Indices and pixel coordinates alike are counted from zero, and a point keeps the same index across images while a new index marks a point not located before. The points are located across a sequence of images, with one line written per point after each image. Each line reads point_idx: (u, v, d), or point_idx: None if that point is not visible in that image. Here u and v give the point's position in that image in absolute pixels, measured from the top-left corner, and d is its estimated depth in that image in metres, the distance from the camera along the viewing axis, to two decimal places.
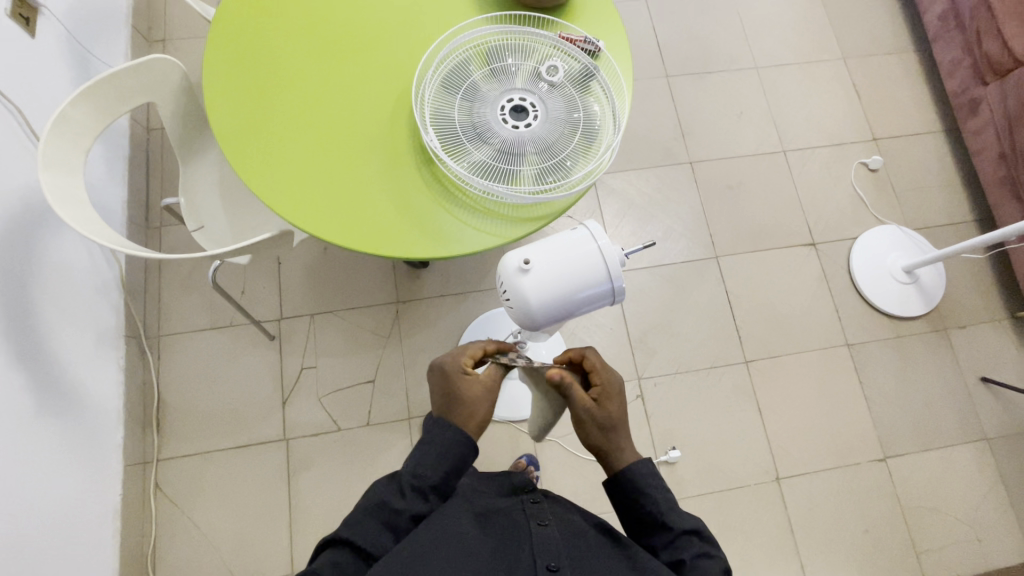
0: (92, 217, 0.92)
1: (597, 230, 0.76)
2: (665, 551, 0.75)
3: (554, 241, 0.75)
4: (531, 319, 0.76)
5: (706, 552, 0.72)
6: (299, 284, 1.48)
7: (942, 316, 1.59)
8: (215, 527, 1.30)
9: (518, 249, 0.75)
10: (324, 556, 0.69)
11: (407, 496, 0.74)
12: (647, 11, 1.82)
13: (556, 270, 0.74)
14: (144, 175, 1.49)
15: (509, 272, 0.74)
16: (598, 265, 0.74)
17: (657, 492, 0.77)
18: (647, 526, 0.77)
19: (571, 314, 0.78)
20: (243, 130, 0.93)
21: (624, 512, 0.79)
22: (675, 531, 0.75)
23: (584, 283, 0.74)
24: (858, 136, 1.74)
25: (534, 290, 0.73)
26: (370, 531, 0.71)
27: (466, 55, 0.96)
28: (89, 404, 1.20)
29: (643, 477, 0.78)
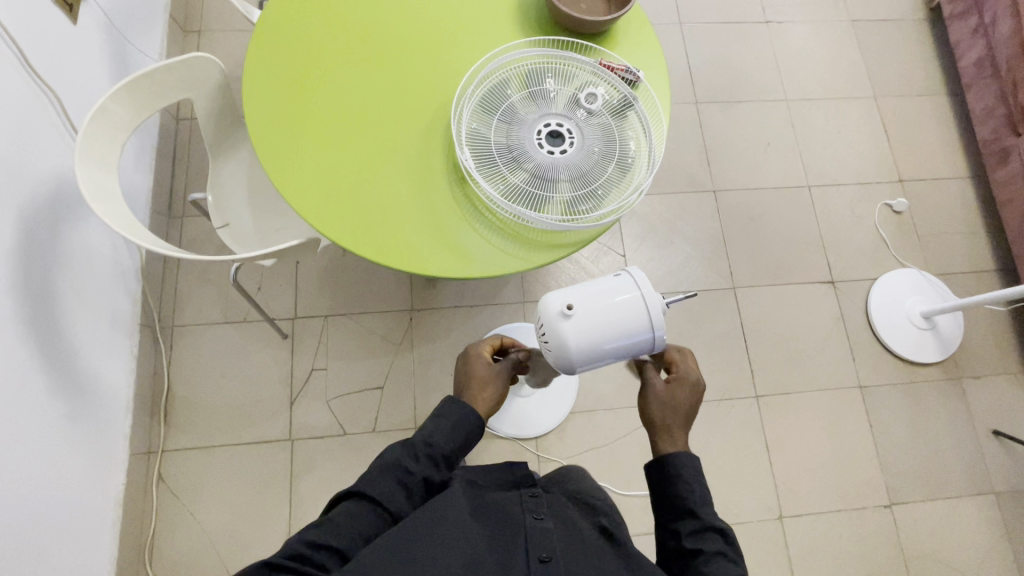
0: (124, 212, 0.92)
1: (641, 279, 0.76)
2: (688, 538, 0.72)
3: (596, 287, 0.74)
4: (569, 365, 0.74)
5: (731, 557, 0.70)
6: (316, 284, 1.48)
7: (956, 365, 1.57)
8: (214, 521, 1.30)
9: (560, 293, 0.74)
10: (342, 504, 0.71)
11: (421, 461, 0.76)
12: (681, 35, 1.82)
13: (599, 317, 0.73)
14: (170, 164, 1.50)
15: (551, 316, 0.74)
16: (641, 314, 0.73)
17: (697, 483, 0.75)
18: (673, 511, 0.74)
19: (609, 361, 0.76)
20: (279, 135, 0.93)
21: (656, 489, 0.77)
22: (703, 522, 0.72)
23: (626, 333, 0.73)
24: (884, 176, 1.73)
25: (575, 336, 0.72)
26: (386, 488, 0.72)
27: (505, 76, 0.95)
28: (101, 390, 1.21)
29: (687, 464, 0.76)
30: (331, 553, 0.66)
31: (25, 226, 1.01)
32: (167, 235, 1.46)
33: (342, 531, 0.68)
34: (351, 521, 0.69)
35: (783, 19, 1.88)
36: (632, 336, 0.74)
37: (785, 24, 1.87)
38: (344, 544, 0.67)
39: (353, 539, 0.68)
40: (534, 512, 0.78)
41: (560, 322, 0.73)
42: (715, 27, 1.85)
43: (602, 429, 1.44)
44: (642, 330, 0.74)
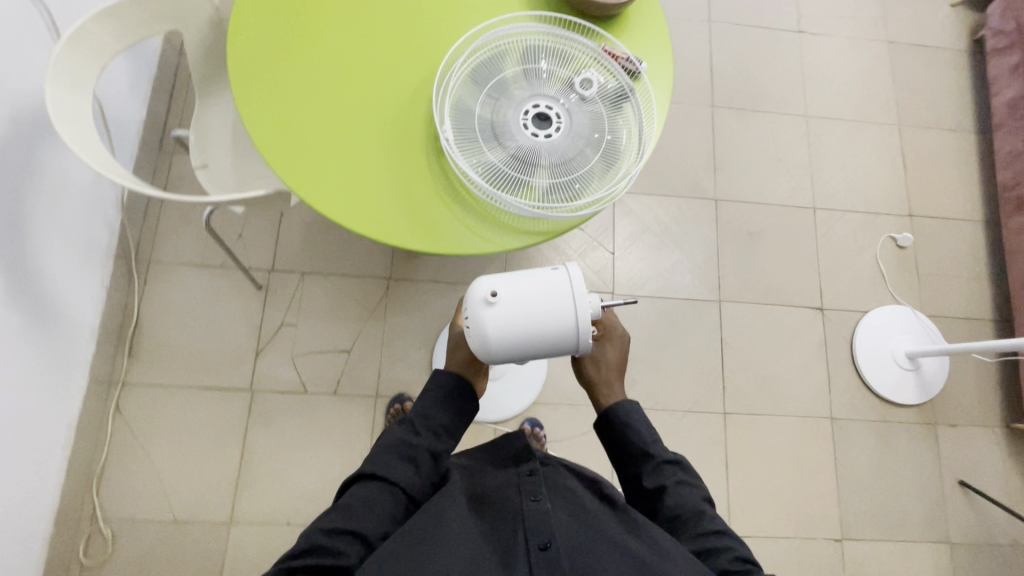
0: (93, 139, 0.91)
1: (573, 275, 0.76)
2: (649, 479, 0.83)
3: (526, 279, 0.75)
4: (487, 354, 0.74)
5: (688, 482, 0.82)
6: (297, 239, 1.46)
7: (934, 410, 1.54)
8: (166, 459, 1.31)
9: (488, 281, 0.75)
10: (355, 489, 0.76)
11: (422, 434, 0.82)
12: (709, 34, 1.75)
13: (522, 308, 0.74)
14: (167, 97, 1.47)
15: (475, 302, 0.75)
16: (566, 310, 0.74)
17: (643, 427, 0.86)
18: (631, 459, 0.85)
19: (530, 357, 0.76)
20: (259, 81, 0.90)
21: (611, 443, 0.88)
22: (658, 460, 0.83)
23: (546, 329, 0.74)
24: (894, 209, 1.68)
25: (495, 325, 0.73)
26: (392, 467, 0.78)
27: (500, 49, 0.91)
28: (67, 315, 1.20)
29: (632, 412, 0.87)
30: (350, 537, 0.71)
31: (2, 139, 1.00)
32: (155, 169, 1.44)
33: (357, 514, 0.73)
34: (366, 502, 0.75)
35: (818, 31, 1.80)
36: (554, 331, 0.74)
37: (819, 37, 1.80)
38: (361, 525, 0.73)
39: (369, 519, 0.74)
40: (530, 493, 0.78)
41: (483, 309, 0.74)
42: (745, 30, 1.77)
43: (564, 424, 1.42)
44: (566, 327, 0.74)
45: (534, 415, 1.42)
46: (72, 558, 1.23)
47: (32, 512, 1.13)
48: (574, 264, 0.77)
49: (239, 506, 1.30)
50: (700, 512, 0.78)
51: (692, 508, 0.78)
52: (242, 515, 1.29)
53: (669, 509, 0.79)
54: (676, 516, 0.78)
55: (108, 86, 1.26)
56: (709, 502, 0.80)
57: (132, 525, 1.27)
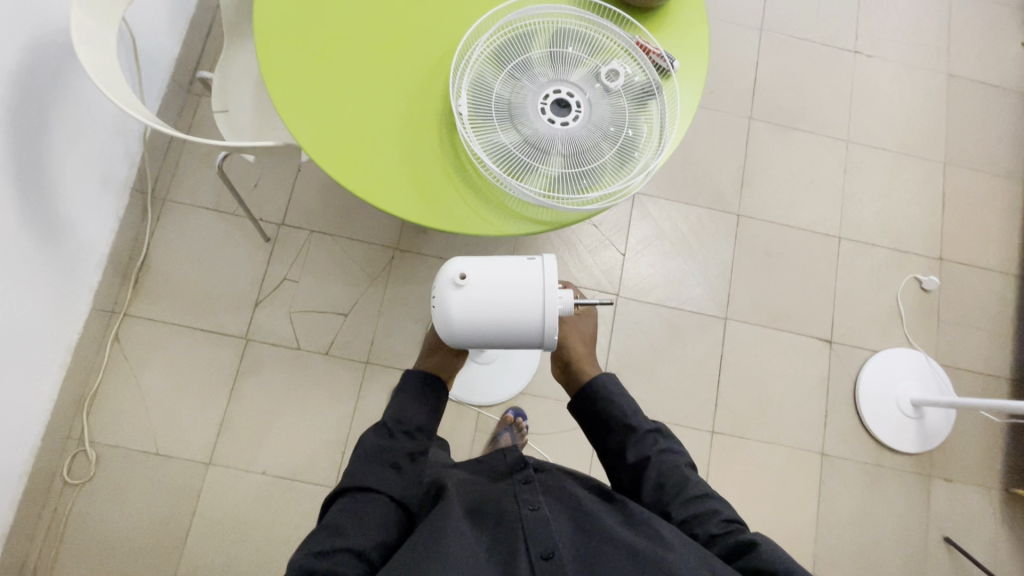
0: (114, 69, 0.92)
1: (547, 267, 0.75)
2: (632, 451, 0.82)
3: (498, 265, 0.75)
4: (450, 335, 0.75)
5: (669, 449, 0.81)
6: (311, 197, 1.46)
7: (931, 462, 1.49)
8: (156, 393, 1.34)
9: (460, 263, 0.75)
10: (338, 506, 0.73)
11: (398, 437, 0.81)
12: (759, 42, 1.68)
13: (489, 294, 0.73)
14: (202, 38, 1.47)
15: (444, 282, 0.75)
16: (533, 301, 0.74)
17: (623, 399, 0.85)
18: (612, 433, 0.84)
19: (493, 343, 0.76)
20: (283, 32, 0.89)
21: (591, 417, 0.86)
22: (640, 431, 0.82)
23: (510, 317, 0.73)
24: (924, 249, 1.61)
25: (460, 307, 0.73)
26: (374, 476, 0.76)
27: (529, 29, 0.88)
28: (78, 241, 1.23)
29: (609, 385, 0.86)
30: (346, 557, 0.66)
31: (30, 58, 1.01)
32: (182, 109, 1.45)
33: (348, 531, 0.69)
34: (355, 516, 0.71)
35: (875, 54, 1.72)
36: (519, 321, 0.74)
37: (875, 60, 1.71)
38: (355, 542, 0.68)
39: (361, 534, 0.70)
40: (529, 503, 0.76)
41: (450, 290, 0.74)
42: (798, 42, 1.70)
43: (548, 418, 1.41)
44: (531, 318, 0.74)
45: (519, 405, 1.41)
46: (56, 473, 1.27)
47: (22, 424, 1.17)
48: (550, 256, 0.76)
49: (219, 449, 1.32)
50: (684, 478, 0.78)
51: (675, 475, 0.78)
52: (220, 458, 1.32)
53: (653, 478, 0.79)
54: (661, 485, 0.78)
55: (144, 19, 1.26)
56: (691, 466, 0.81)
57: (116, 451, 1.30)
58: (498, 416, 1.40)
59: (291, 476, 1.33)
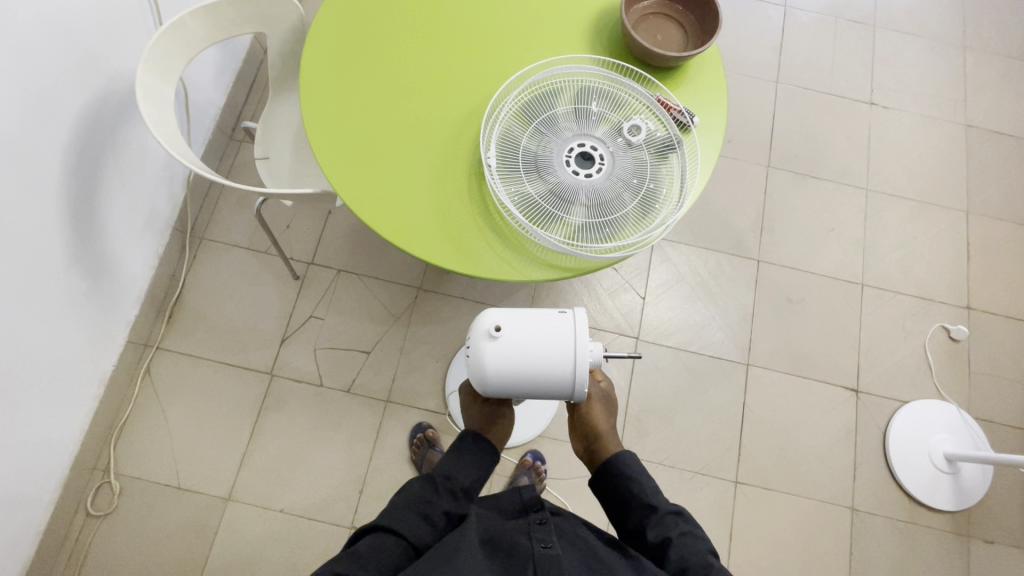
0: (170, 122, 1.00)
1: (580, 321, 0.76)
2: (652, 531, 0.79)
3: (530, 318, 0.77)
4: (482, 384, 0.76)
5: (691, 532, 0.78)
6: (339, 238, 1.52)
7: (969, 521, 1.42)
8: (181, 427, 1.37)
9: (494, 314, 0.77)
10: (365, 537, 0.74)
11: (442, 494, 0.81)
12: (774, 94, 1.73)
13: (522, 347, 0.75)
14: (245, 89, 1.57)
15: (478, 333, 0.77)
16: (563, 354, 0.75)
17: (644, 478, 0.83)
18: (633, 511, 0.82)
19: (525, 394, 0.78)
20: (325, 90, 0.95)
21: (610, 493, 0.84)
22: (660, 511, 0.80)
23: (542, 368, 0.75)
24: (950, 298, 1.58)
25: (495, 359, 0.75)
26: (408, 522, 0.77)
27: (555, 87, 0.94)
28: (121, 276, 1.29)
29: (631, 462, 0.85)
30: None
31: (92, 109, 1.10)
32: (223, 154, 1.53)
33: (368, 563, 0.71)
34: (377, 552, 0.72)
35: (889, 105, 1.75)
36: (550, 373, 0.75)
37: (890, 111, 1.75)
38: (369, 574, 0.70)
39: (379, 569, 0.71)
40: (541, 540, 0.76)
41: (485, 341, 0.76)
42: (813, 94, 1.75)
43: (566, 462, 1.40)
44: (562, 370, 0.75)
45: (538, 449, 1.40)
46: (80, 505, 1.29)
47: (53, 455, 1.20)
48: (581, 309, 0.78)
49: (238, 484, 1.33)
50: (708, 564, 0.73)
51: (699, 560, 0.74)
52: (240, 493, 1.33)
53: (675, 562, 0.75)
54: (683, 570, 0.73)
55: (196, 74, 1.36)
56: (716, 553, 0.76)
57: (139, 485, 1.32)
58: (517, 459, 1.39)
59: (307, 515, 1.32)
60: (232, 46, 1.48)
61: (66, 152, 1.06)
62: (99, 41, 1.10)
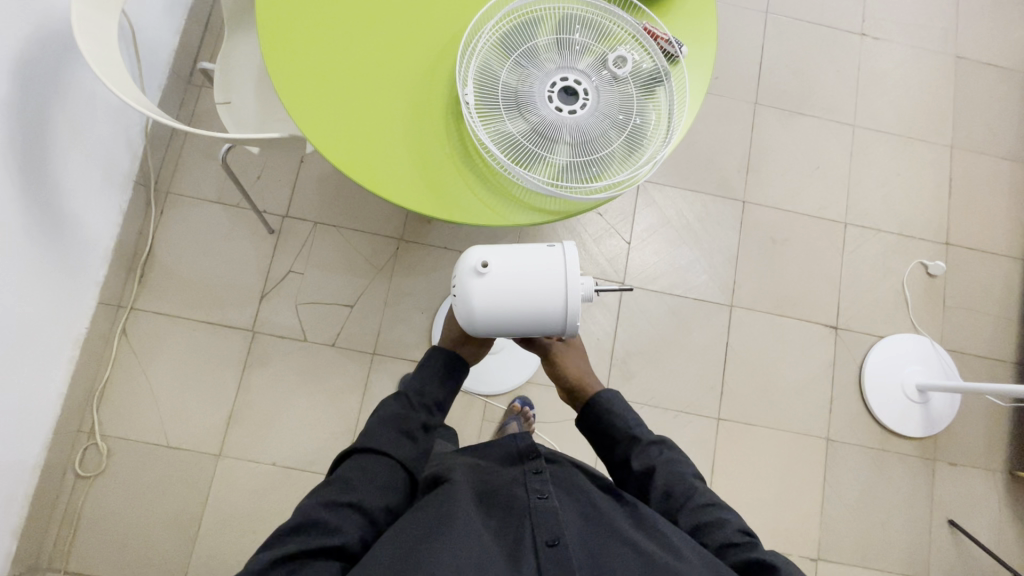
0: (116, 62, 0.91)
1: (572, 257, 0.75)
2: (637, 460, 0.83)
3: (518, 254, 0.75)
4: (470, 323, 0.75)
5: (675, 459, 0.83)
6: (314, 189, 1.46)
7: (936, 446, 1.50)
8: (164, 387, 1.35)
9: (480, 251, 0.75)
10: (349, 463, 0.75)
11: (418, 409, 0.83)
12: (763, 25, 1.66)
13: (512, 282, 0.74)
14: (201, 27, 1.45)
15: (465, 270, 0.75)
16: (555, 289, 0.74)
17: (626, 412, 0.88)
18: (619, 444, 0.86)
19: (512, 333, 0.77)
20: (285, 24, 0.87)
21: (595, 429, 0.88)
22: (643, 442, 0.84)
23: (533, 304, 0.74)
24: (930, 234, 1.60)
25: (482, 295, 0.73)
26: (390, 440, 0.78)
27: (535, 15, 0.87)
28: (83, 234, 1.22)
29: (613, 399, 0.88)
30: (350, 511, 0.70)
31: (30, 52, 1.00)
32: (182, 100, 1.43)
33: (356, 487, 0.73)
34: (364, 474, 0.74)
35: (880, 36, 1.69)
36: (540, 310, 0.74)
37: (880, 42, 1.69)
38: (361, 497, 0.72)
39: (368, 491, 0.73)
40: (537, 491, 0.77)
41: (472, 278, 0.74)
42: (803, 25, 1.67)
43: (554, 407, 1.42)
44: (552, 306, 0.74)
45: (526, 394, 1.42)
46: (68, 467, 1.28)
47: (33, 419, 1.18)
48: (571, 244, 0.76)
49: (229, 440, 1.33)
50: (691, 488, 0.79)
51: (683, 484, 0.80)
52: (230, 449, 1.33)
53: (661, 488, 0.80)
54: (668, 495, 0.79)
55: (143, 9, 1.24)
56: (698, 477, 0.82)
57: (127, 445, 1.31)
58: (506, 405, 1.41)
59: (300, 467, 1.34)
60: None
61: (6, 99, 0.97)
62: None
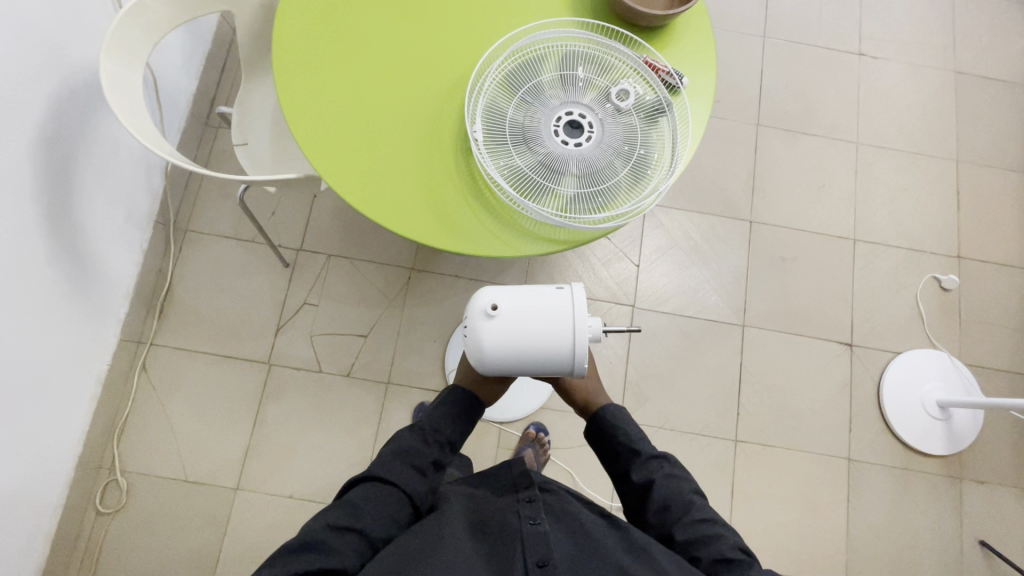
0: (141, 112, 0.95)
1: (580, 300, 0.76)
2: (637, 472, 0.84)
3: (526, 296, 0.76)
4: (481, 364, 0.76)
5: (675, 474, 0.83)
6: (327, 222, 1.49)
7: (961, 464, 1.46)
8: (183, 421, 1.37)
9: (490, 292, 0.77)
10: (359, 490, 0.76)
11: (430, 445, 0.83)
12: (762, 49, 1.70)
13: (521, 324, 0.75)
14: (218, 72, 1.51)
15: (475, 312, 0.76)
16: (562, 330, 0.75)
17: (630, 425, 0.90)
18: (621, 457, 0.88)
19: (523, 372, 0.78)
20: (301, 69, 0.92)
21: (601, 443, 0.91)
22: (644, 455, 0.85)
23: (542, 345, 0.75)
24: (941, 249, 1.59)
25: (492, 337, 0.75)
26: (400, 473, 0.78)
27: (539, 53, 0.91)
28: (106, 275, 1.26)
29: (619, 413, 0.92)
30: (353, 537, 0.71)
31: (60, 104, 1.05)
32: (200, 141, 1.48)
33: (362, 514, 0.73)
34: (371, 503, 0.74)
35: (878, 55, 1.72)
36: (550, 351, 0.75)
37: (879, 61, 1.71)
38: (366, 525, 0.72)
39: (374, 520, 0.73)
40: (529, 517, 0.76)
41: (482, 320, 0.75)
42: (801, 48, 1.71)
43: (569, 433, 1.41)
44: (561, 348, 0.75)
45: (540, 420, 1.42)
46: (89, 504, 1.30)
47: (56, 457, 1.20)
48: (580, 286, 0.77)
49: (246, 473, 1.34)
50: (689, 502, 0.79)
51: (681, 499, 0.80)
52: (248, 483, 1.34)
53: (658, 500, 0.80)
54: (666, 508, 0.80)
55: (163, 59, 1.30)
56: (698, 493, 0.81)
57: (147, 480, 1.33)
58: (520, 432, 1.40)
59: (317, 499, 1.34)
60: (198, 27, 1.41)
61: (36, 150, 1.02)
62: (59, 28, 1.04)
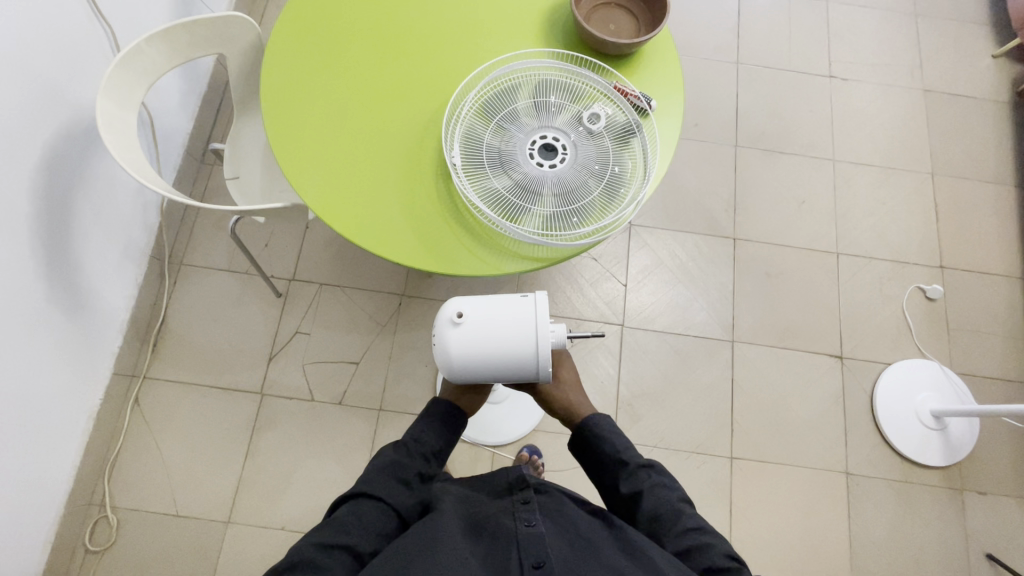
0: (135, 150, 1.00)
1: (541, 305, 0.78)
2: (625, 483, 0.84)
3: (493, 303, 0.78)
4: (450, 372, 0.78)
5: (663, 482, 0.82)
6: (319, 252, 1.52)
7: (962, 475, 1.44)
8: (174, 454, 1.36)
9: (457, 302, 0.79)
10: (346, 507, 0.76)
11: (415, 457, 0.84)
12: (736, 75, 1.76)
13: (485, 330, 0.76)
14: (213, 112, 1.57)
15: (441, 321, 0.78)
16: (526, 336, 0.77)
17: (616, 436, 0.88)
18: (608, 468, 0.86)
19: (490, 378, 0.79)
20: (287, 106, 0.96)
21: (587, 455, 0.89)
22: (631, 466, 0.84)
23: (507, 351, 0.76)
24: (924, 260, 1.62)
25: (458, 345, 0.76)
26: (386, 486, 0.79)
27: (513, 82, 0.95)
28: (99, 309, 1.28)
29: (603, 421, 0.89)
30: (342, 553, 0.71)
31: (59, 146, 1.10)
32: (196, 178, 1.53)
33: (350, 529, 0.73)
34: (358, 518, 0.75)
35: (849, 77, 1.79)
36: (515, 357, 0.77)
37: (849, 83, 1.78)
38: (354, 541, 0.72)
39: (362, 535, 0.73)
40: (524, 519, 0.77)
41: (448, 328, 0.77)
42: (774, 73, 1.78)
43: (563, 454, 1.40)
44: (525, 354, 0.77)
45: (534, 443, 1.41)
46: (78, 542, 1.28)
47: (46, 493, 1.19)
48: (541, 292, 0.79)
49: (238, 504, 1.33)
50: (678, 511, 0.79)
51: (670, 508, 0.79)
52: (240, 515, 1.32)
53: (648, 511, 0.80)
54: (656, 518, 0.79)
55: (159, 101, 1.36)
56: (687, 501, 0.81)
57: (138, 515, 1.31)
58: (513, 455, 1.40)
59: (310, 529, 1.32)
60: (194, 71, 1.48)
61: (34, 189, 1.05)
62: (60, 75, 1.10)
